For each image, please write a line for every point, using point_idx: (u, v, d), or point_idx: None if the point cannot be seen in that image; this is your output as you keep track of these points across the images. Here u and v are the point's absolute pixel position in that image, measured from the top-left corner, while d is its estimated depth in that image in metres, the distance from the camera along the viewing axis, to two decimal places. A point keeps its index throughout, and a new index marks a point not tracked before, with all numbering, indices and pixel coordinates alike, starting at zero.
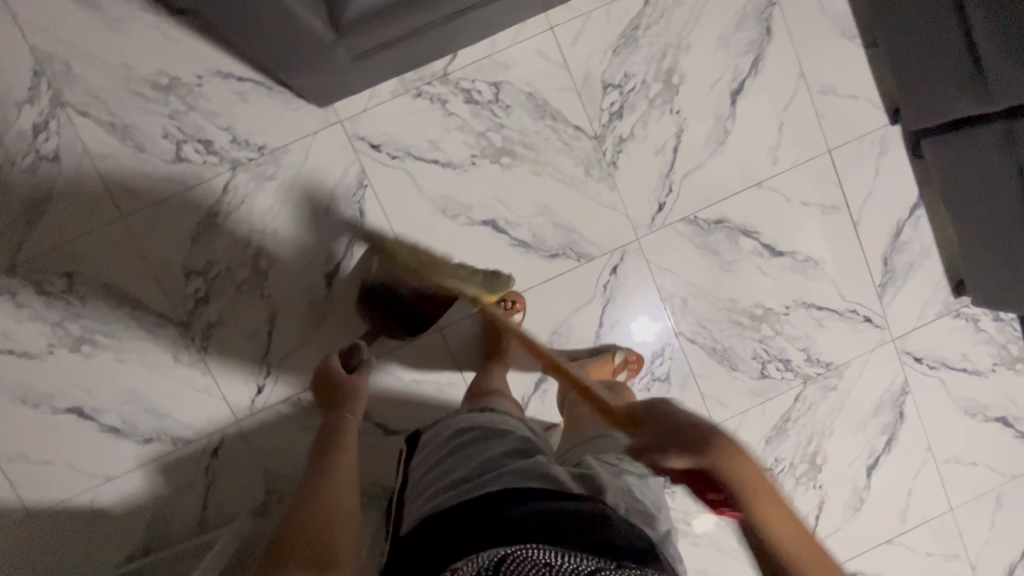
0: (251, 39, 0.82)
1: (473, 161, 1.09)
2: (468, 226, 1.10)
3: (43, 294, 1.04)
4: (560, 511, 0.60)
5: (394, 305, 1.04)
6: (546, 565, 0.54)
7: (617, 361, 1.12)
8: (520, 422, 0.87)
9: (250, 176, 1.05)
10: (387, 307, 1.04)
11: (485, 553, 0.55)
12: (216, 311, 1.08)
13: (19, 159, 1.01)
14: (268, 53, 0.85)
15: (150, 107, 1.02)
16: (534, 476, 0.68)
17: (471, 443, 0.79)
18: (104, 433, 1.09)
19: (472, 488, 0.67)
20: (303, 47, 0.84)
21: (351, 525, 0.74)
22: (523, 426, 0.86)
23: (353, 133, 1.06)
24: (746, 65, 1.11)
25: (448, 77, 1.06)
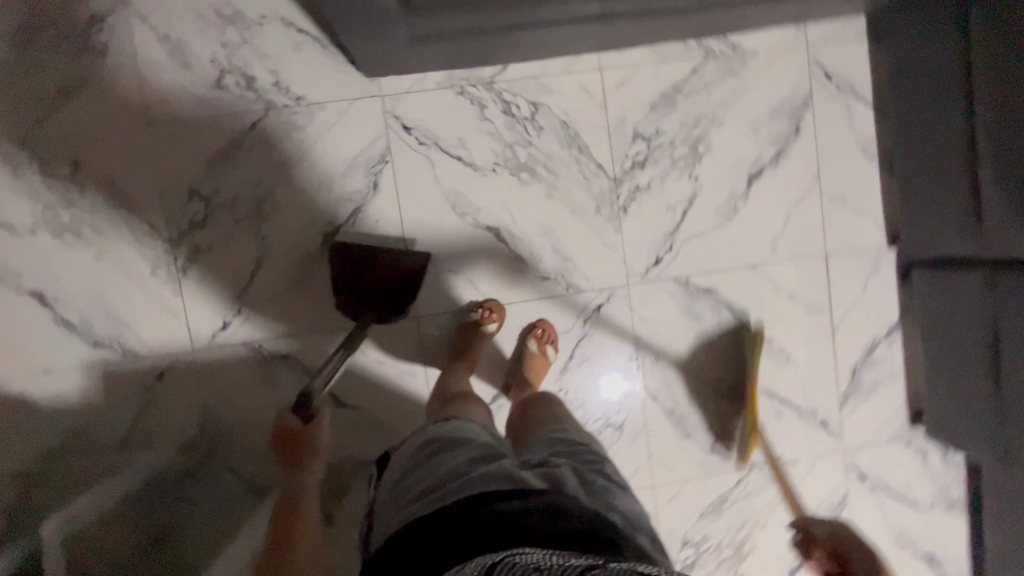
0: None
1: (495, 168, 1.11)
2: (472, 228, 1.12)
3: (46, 174, 1.05)
4: (527, 515, 0.63)
5: (378, 278, 1.06)
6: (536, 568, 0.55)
7: (535, 352, 1.12)
8: (482, 428, 0.88)
9: (280, 121, 1.07)
10: (370, 280, 1.06)
11: (477, 560, 0.56)
12: (207, 239, 1.08)
13: (68, 43, 1.03)
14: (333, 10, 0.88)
15: (207, 31, 1.05)
16: (492, 477, 0.69)
17: (434, 454, 0.79)
18: (57, 326, 1.07)
19: (433, 499, 0.69)
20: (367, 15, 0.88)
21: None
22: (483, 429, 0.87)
23: (389, 110, 1.09)
24: (769, 154, 1.16)
25: (493, 86, 1.10)
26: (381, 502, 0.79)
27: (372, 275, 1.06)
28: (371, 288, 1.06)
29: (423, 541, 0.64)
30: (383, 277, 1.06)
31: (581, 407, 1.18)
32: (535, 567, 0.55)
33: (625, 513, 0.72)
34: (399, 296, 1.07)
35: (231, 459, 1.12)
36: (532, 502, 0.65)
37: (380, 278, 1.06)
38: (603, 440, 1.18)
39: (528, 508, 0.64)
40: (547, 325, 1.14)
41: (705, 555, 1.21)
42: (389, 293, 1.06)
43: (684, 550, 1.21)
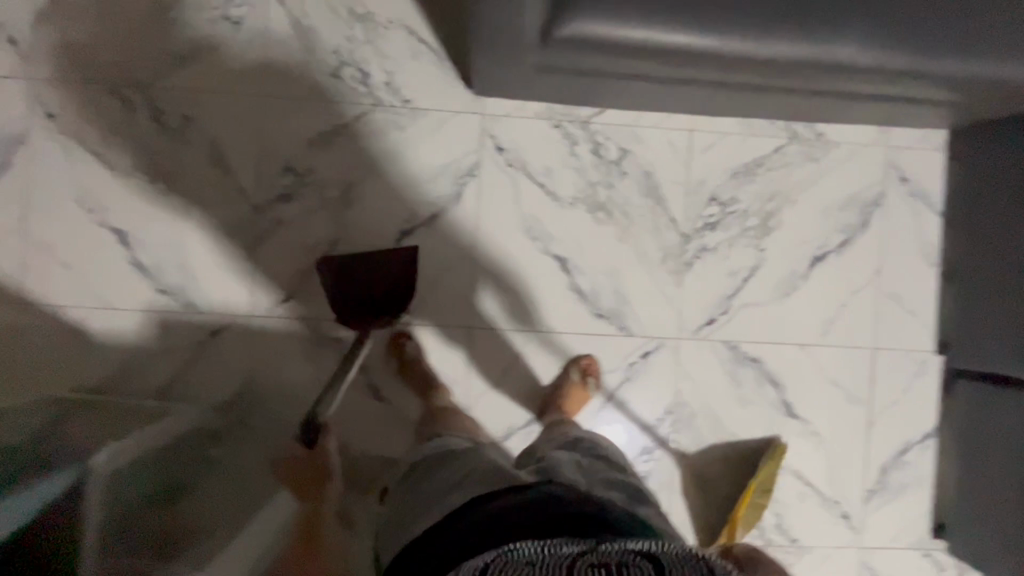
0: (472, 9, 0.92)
1: (574, 202, 1.16)
2: (541, 253, 1.15)
3: (158, 123, 1.10)
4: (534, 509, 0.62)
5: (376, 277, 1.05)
6: (528, 563, 0.55)
7: (576, 378, 1.13)
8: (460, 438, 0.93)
9: (384, 119, 1.13)
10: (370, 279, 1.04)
11: (469, 563, 0.57)
12: (290, 213, 1.12)
13: (207, 10, 1.10)
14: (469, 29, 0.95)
15: (335, 23, 1.12)
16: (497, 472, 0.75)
17: (428, 471, 0.84)
18: (129, 267, 1.10)
19: (435, 504, 0.73)
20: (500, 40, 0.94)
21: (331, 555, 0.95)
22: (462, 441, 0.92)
23: (487, 128, 1.14)
24: (835, 241, 1.20)
25: (587, 126, 1.16)
26: (385, 520, 0.83)
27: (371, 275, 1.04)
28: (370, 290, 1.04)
29: (422, 549, 0.67)
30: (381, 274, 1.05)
31: None
32: (529, 562, 0.55)
33: (626, 492, 0.78)
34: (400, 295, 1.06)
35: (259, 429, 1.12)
36: (538, 493, 0.65)
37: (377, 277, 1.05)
38: None
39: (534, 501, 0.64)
40: (592, 359, 1.15)
41: None
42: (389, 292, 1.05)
43: None
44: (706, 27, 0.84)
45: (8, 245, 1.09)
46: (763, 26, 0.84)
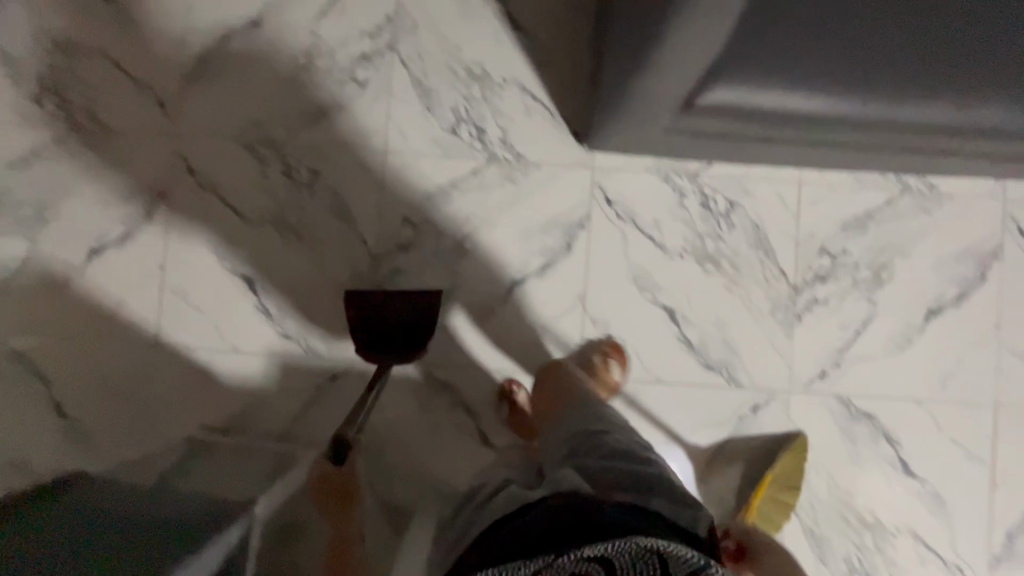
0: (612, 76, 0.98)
1: (682, 253, 1.17)
2: (650, 304, 1.17)
3: (288, 177, 1.17)
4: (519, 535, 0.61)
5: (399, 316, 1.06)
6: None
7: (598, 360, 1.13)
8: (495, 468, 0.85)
9: (498, 173, 1.17)
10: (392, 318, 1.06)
11: None
12: (408, 262, 1.16)
13: (336, 72, 1.18)
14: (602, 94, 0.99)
15: (455, 83, 1.18)
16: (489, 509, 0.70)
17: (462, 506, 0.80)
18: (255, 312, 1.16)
19: (463, 540, 0.71)
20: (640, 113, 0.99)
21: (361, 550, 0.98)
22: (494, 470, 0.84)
23: (597, 182, 1.17)
24: (950, 294, 1.17)
25: (696, 179, 1.17)
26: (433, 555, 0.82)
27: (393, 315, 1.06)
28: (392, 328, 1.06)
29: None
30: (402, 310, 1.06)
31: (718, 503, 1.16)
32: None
33: (637, 488, 0.67)
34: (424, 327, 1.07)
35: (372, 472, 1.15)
36: (522, 521, 0.63)
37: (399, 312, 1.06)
38: None
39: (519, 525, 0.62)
40: (617, 346, 1.15)
41: None
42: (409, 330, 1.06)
43: None
44: (846, 95, 0.85)
45: (147, 289, 1.16)
46: (904, 94, 0.84)
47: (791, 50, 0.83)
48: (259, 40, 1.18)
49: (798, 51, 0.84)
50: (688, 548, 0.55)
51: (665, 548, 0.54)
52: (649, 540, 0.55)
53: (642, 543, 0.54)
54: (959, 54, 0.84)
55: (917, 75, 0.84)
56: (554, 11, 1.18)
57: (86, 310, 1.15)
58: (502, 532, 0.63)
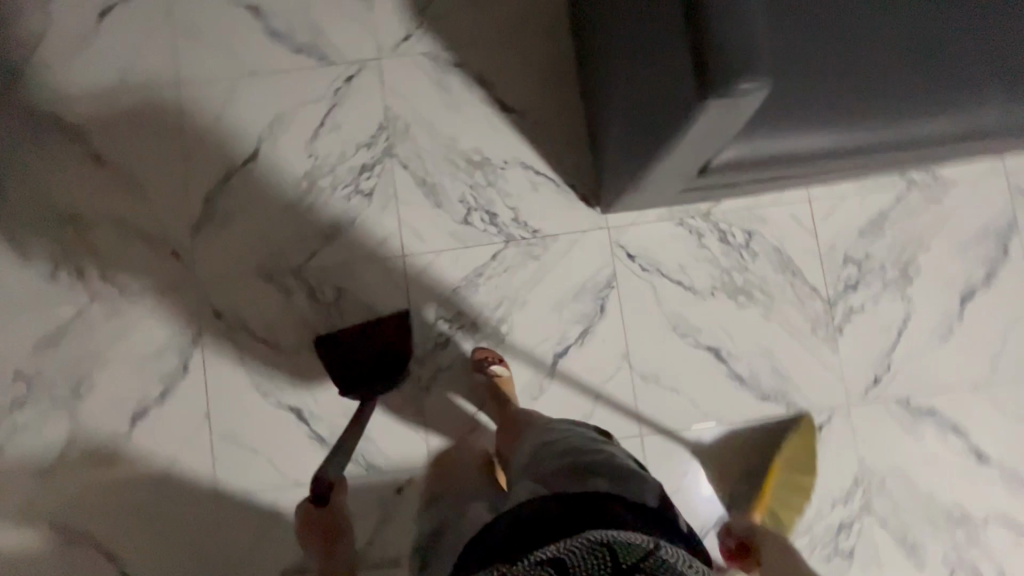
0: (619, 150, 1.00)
1: (713, 292, 1.18)
2: (693, 348, 1.17)
3: (314, 299, 1.17)
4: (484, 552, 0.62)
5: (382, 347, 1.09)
6: None
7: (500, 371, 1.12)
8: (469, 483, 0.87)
9: (518, 252, 1.18)
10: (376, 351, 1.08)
11: None
12: (449, 359, 1.16)
13: (340, 187, 1.19)
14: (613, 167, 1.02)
15: (459, 174, 1.20)
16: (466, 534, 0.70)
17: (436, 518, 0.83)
18: (310, 442, 1.15)
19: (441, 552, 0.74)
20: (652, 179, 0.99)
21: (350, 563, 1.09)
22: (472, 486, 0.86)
23: (615, 240, 1.19)
24: (979, 275, 1.19)
25: (710, 217, 1.19)
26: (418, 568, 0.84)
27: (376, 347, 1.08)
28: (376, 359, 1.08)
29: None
30: (378, 340, 1.09)
31: (807, 531, 1.14)
32: None
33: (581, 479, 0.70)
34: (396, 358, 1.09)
35: None
36: (486, 537, 0.64)
37: (375, 342, 1.09)
38: (833, 569, 1.13)
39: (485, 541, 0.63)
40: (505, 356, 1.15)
41: None
42: (393, 356, 1.08)
43: None
44: (848, 127, 0.87)
45: (197, 443, 1.14)
46: (899, 114, 0.87)
47: (782, 101, 0.86)
48: (259, 172, 1.19)
49: (787, 99, 0.87)
50: (634, 534, 0.58)
51: (612, 537, 0.56)
52: (598, 533, 0.56)
53: (591, 537, 0.56)
54: (934, 69, 0.88)
55: (909, 94, 0.87)
56: (539, 85, 1.21)
57: (141, 479, 1.13)
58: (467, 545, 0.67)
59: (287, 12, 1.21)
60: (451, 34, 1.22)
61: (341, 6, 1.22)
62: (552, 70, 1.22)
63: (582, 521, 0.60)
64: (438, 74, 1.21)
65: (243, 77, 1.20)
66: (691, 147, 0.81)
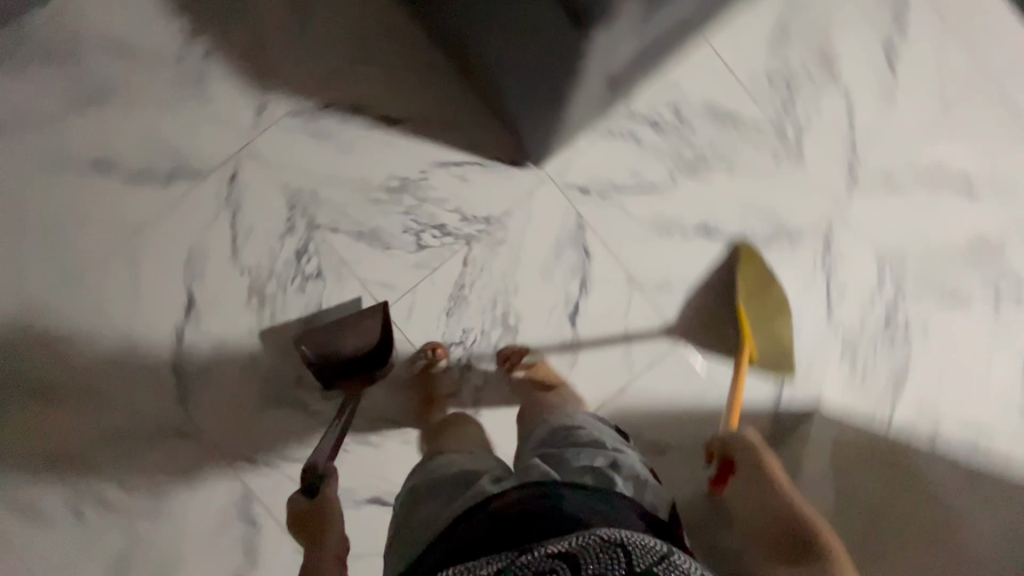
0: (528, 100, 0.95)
1: (674, 179, 1.17)
2: (685, 238, 1.17)
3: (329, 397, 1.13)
4: (476, 533, 0.57)
5: (362, 340, 1.08)
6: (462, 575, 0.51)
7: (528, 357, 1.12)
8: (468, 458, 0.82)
9: (484, 246, 1.15)
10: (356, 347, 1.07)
11: None
12: (481, 375, 1.15)
13: (289, 283, 1.13)
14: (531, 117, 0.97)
15: (389, 208, 1.15)
16: (459, 501, 0.68)
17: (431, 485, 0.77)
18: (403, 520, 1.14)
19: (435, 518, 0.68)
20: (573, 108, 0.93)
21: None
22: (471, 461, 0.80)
23: (564, 184, 1.16)
24: (890, 31, 1.23)
25: (633, 115, 1.17)
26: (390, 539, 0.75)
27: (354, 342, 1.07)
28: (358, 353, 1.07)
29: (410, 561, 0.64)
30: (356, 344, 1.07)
31: (864, 333, 1.19)
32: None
33: (596, 475, 0.68)
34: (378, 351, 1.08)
35: None
36: (483, 516, 0.59)
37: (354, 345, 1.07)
38: (900, 352, 1.19)
39: (476, 520, 0.59)
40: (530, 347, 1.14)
41: None
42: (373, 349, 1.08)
43: None
44: None
45: None
46: None
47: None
48: (206, 313, 1.12)
49: None
50: (649, 538, 0.52)
51: (627, 538, 0.51)
52: (610, 533, 0.50)
53: (603, 534, 0.50)
54: None
55: None
56: (413, 84, 1.15)
57: None
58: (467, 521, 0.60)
59: (135, 149, 1.12)
60: (304, 82, 1.15)
61: (182, 114, 1.13)
62: (417, 63, 1.16)
63: (590, 517, 0.55)
64: (316, 128, 1.15)
65: (133, 235, 1.11)
66: (598, 67, 0.79)
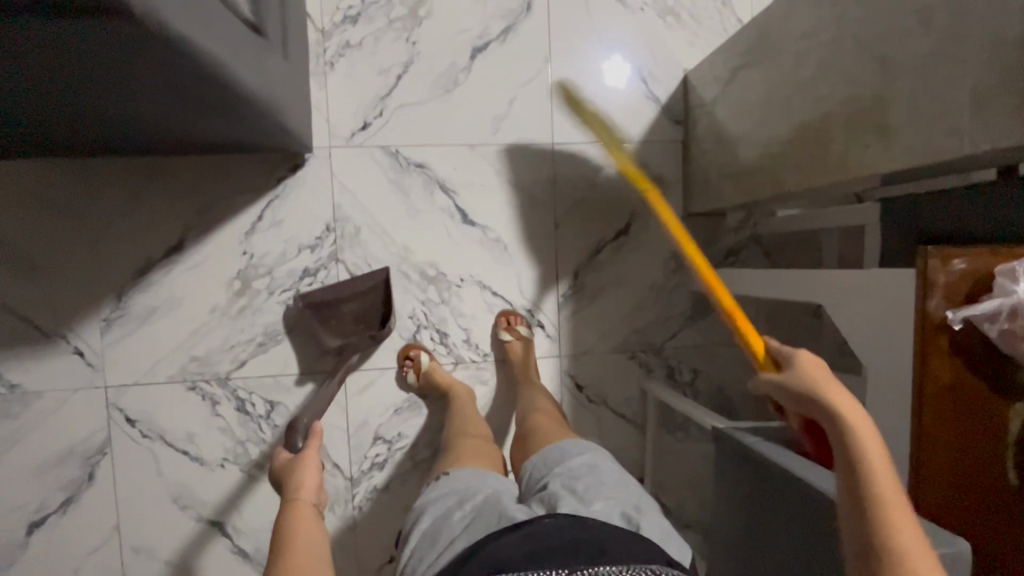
0: (230, 121, 0.85)
1: (413, 41, 1.09)
2: (471, 72, 1.11)
3: (384, 464, 1.13)
4: (514, 553, 0.62)
5: (362, 305, 1.09)
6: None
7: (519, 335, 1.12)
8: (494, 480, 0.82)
9: (350, 246, 1.10)
10: (357, 313, 1.09)
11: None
12: (459, 329, 1.14)
13: (261, 432, 1.10)
14: (251, 127, 0.88)
15: (256, 304, 1.08)
16: (478, 522, 0.71)
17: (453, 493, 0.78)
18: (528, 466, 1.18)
19: (462, 537, 0.70)
20: (271, 85, 0.82)
21: (316, 544, 0.72)
22: (495, 483, 0.81)
23: (346, 139, 1.08)
24: None
25: (329, 31, 1.07)
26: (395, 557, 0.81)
27: (355, 311, 1.09)
28: (362, 319, 1.09)
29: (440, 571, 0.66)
30: (351, 315, 1.09)
31: None
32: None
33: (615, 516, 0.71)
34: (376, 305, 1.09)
35: (665, 332, 1.20)
36: (515, 535, 0.65)
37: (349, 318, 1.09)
38: None
39: (508, 540, 0.65)
40: (508, 315, 1.14)
41: None
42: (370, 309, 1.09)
43: None
44: None
45: None
46: None
47: None
48: (239, 518, 1.10)
49: None
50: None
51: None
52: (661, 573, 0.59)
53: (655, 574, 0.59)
54: None
55: None
56: (152, 205, 1.04)
57: None
58: (514, 541, 0.64)
59: (38, 486, 1.04)
60: (80, 299, 1.04)
61: (32, 426, 1.04)
62: (134, 184, 1.04)
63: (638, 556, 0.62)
64: (134, 318, 1.06)
65: (122, 534, 1.07)
66: (230, 35, 0.68)
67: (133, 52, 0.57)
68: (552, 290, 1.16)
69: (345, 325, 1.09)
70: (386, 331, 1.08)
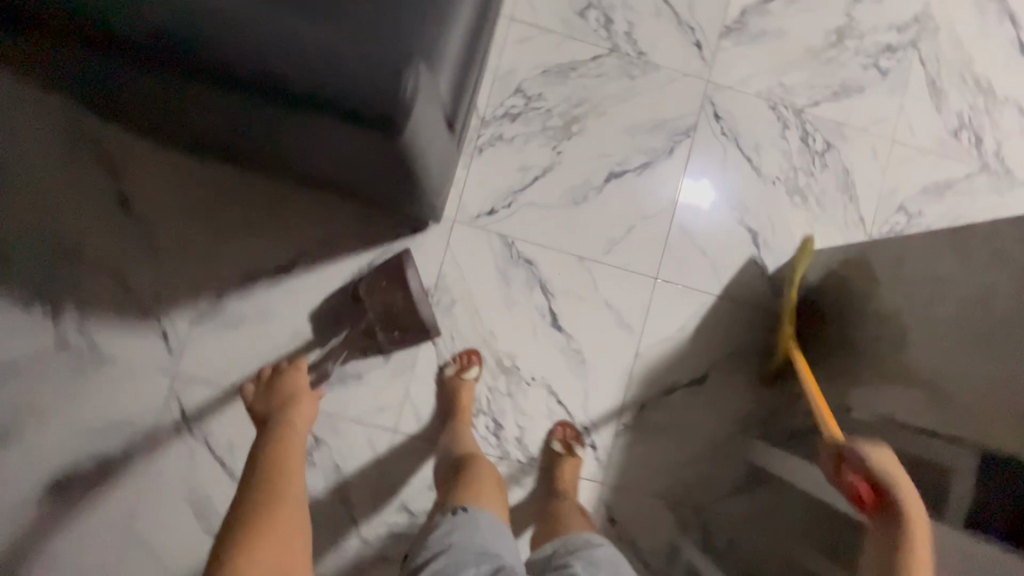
0: (384, 187, 0.91)
1: (558, 149, 1.16)
2: (601, 193, 1.17)
3: (401, 534, 1.11)
4: None
5: (401, 309, 1.07)
6: None
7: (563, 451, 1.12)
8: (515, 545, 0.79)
9: (440, 315, 1.13)
10: (393, 308, 1.07)
11: None
12: (514, 425, 1.14)
13: None
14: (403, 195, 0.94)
15: (336, 342, 1.11)
16: None
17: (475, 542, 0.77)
18: None
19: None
20: (437, 170, 0.89)
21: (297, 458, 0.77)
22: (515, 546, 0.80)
23: (470, 218, 1.14)
24: None
25: (486, 120, 1.15)
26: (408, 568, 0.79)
27: (393, 302, 1.06)
28: (388, 312, 1.07)
29: None
30: (381, 299, 1.06)
31: (795, 171, 1.21)
32: None
33: None
34: (407, 318, 1.07)
35: (711, 492, 1.17)
36: None
37: (378, 298, 1.07)
38: (834, 164, 1.22)
39: None
40: (568, 427, 1.14)
41: (976, 120, 1.25)
42: (398, 315, 1.07)
43: (964, 137, 1.25)
44: None
45: None
46: None
47: None
48: None
49: None
50: None
51: None
52: None
53: None
54: None
55: None
56: (279, 225, 1.10)
57: None
58: None
59: (79, 450, 1.06)
60: (185, 287, 1.09)
61: (97, 390, 1.07)
62: (271, 202, 1.11)
63: None
64: (223, 319, 1.10)
65: (133, 520, 1.07)
66: (432, 133, 0.75)
67: (355, 128, 0.64)
68: (618, 416, 1.16)
69: (376, 300, 1.07)
70: (384, 339, 1.09)
